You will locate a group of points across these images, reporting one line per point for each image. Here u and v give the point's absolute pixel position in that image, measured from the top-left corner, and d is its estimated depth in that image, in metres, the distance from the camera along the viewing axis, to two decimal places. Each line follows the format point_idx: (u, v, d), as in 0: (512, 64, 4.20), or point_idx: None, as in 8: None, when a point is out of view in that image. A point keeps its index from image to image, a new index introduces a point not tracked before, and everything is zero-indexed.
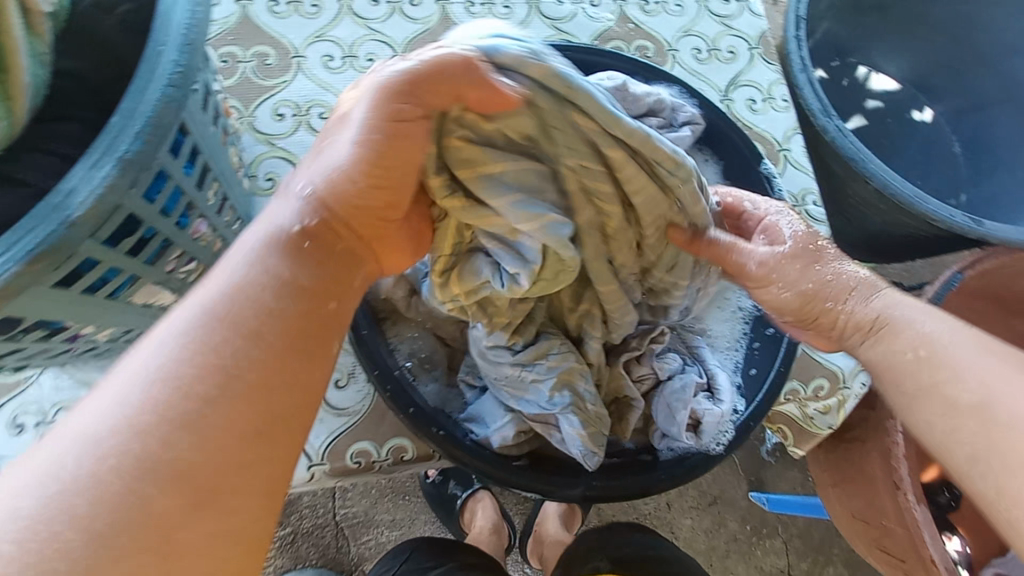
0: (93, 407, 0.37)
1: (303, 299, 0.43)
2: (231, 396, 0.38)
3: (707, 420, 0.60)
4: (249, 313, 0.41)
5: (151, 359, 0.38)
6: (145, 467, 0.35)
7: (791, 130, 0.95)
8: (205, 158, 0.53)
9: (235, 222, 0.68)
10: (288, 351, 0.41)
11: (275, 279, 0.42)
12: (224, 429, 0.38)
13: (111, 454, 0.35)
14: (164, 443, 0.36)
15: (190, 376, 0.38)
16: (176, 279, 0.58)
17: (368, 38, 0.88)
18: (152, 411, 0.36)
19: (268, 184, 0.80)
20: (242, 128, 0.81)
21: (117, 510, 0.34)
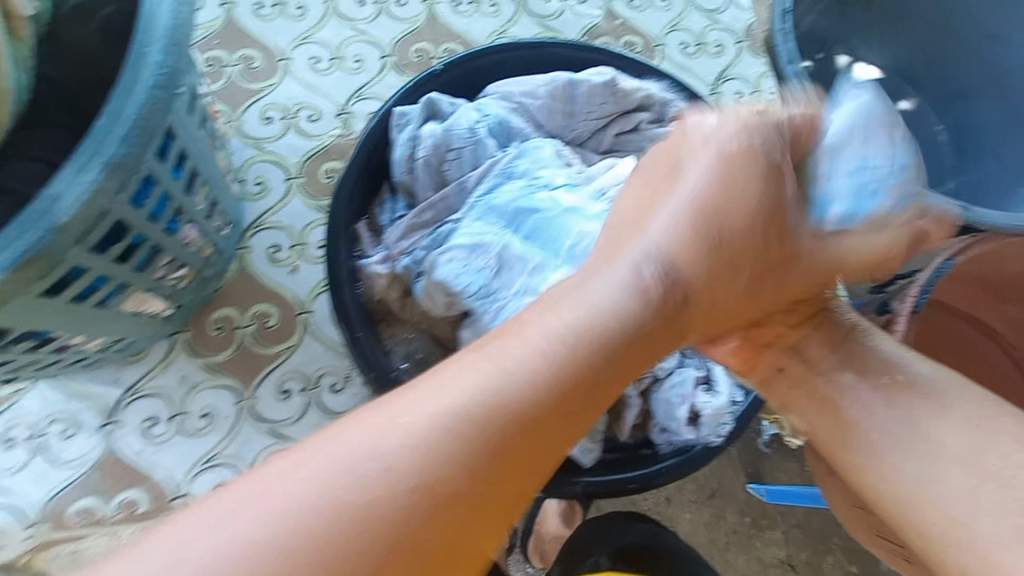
0: (330, 455, 0.30)
1: (585, 398, 0.35)
2: (474, 498, 0.30)
3: (707, 414, 0.61)
4: (529, 397, 0.33)
5: (455, 408, 0.31)
6: (349, 544, 0.27)
7: None
8: (195, 161, 0.52)
9: (225, 227, 0.67)
10: (530, 468, 0.32)
11: (586, 368, 0.35)
12: (446, 521, 0.29)
13: (326, 504, 0.28)
14: (394, 523, 0.28)
15: (450, 450, 0.30)
16: (166, 286, 0.57)
17: (355, 39, 0.88)
18: (425, 471, 0.30)
19: (258, 189, 0.79)
20: (230, 132, 0.80)
21: (322, 568, 0.27)
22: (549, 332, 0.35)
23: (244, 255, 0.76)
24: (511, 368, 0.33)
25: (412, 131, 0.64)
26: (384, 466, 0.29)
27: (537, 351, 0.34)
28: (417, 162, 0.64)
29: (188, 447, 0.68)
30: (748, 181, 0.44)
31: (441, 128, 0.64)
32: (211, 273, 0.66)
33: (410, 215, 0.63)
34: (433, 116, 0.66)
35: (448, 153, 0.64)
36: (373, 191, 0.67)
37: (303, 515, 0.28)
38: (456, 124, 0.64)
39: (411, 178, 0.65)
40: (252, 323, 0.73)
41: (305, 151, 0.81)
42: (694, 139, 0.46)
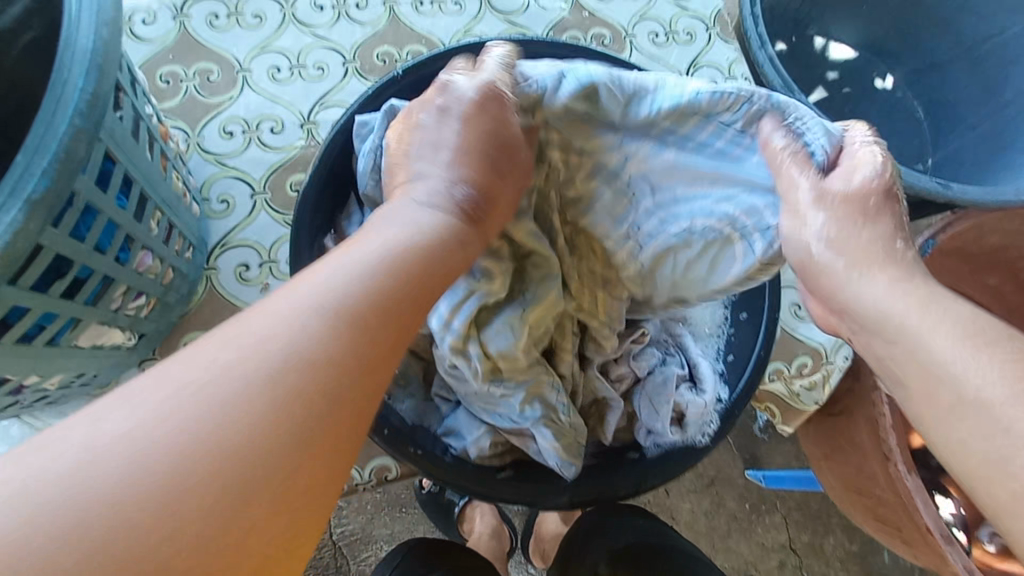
0: (134, 430, 0.30)
1: (357, 350, 0.36)
2: (308, 398, 0.34)
3: (691, 414, 0.60)
4: (345, 298, 0.37)
5: (273, 331, 0.35)
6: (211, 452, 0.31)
7: None
8: (142, 186, 0.50)
9: (186, 249, 0.64)
10: (317, 423, 0.34)
11: (359, 310, 0.37)
12: (297, 422, 0.33)
13: (182, 425, 0.31)
14: (243, 434, 0.32)
15: (270, 357, 0.34)
16: (125, 316, 0.55)
17: (315, 45, 0.85)
18: (255, 389, 0.33)
19: (222, 206, 0.76)
20: (190, 149, 0.77)
21: (178, 512, 0.29)
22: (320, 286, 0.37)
23: (212, 276, 0.73)
24: (307, 294, 0.37)
25: (375, 140, 0.62)
26: (210, 392, 0.32)
27: (348, 270, 0.38)
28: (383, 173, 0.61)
29: None
30: (475, 122, 0.48)
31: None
32: (174, 297, 0.64)
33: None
34: (396, 125, 0.63)
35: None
36: (337, 204, 0.64)
37: (170, 444, 0.30)
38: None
39: (378, 190, 0.63)
40: None
41: (270, 165, 0.79)
42: (455, 94, 0.49)
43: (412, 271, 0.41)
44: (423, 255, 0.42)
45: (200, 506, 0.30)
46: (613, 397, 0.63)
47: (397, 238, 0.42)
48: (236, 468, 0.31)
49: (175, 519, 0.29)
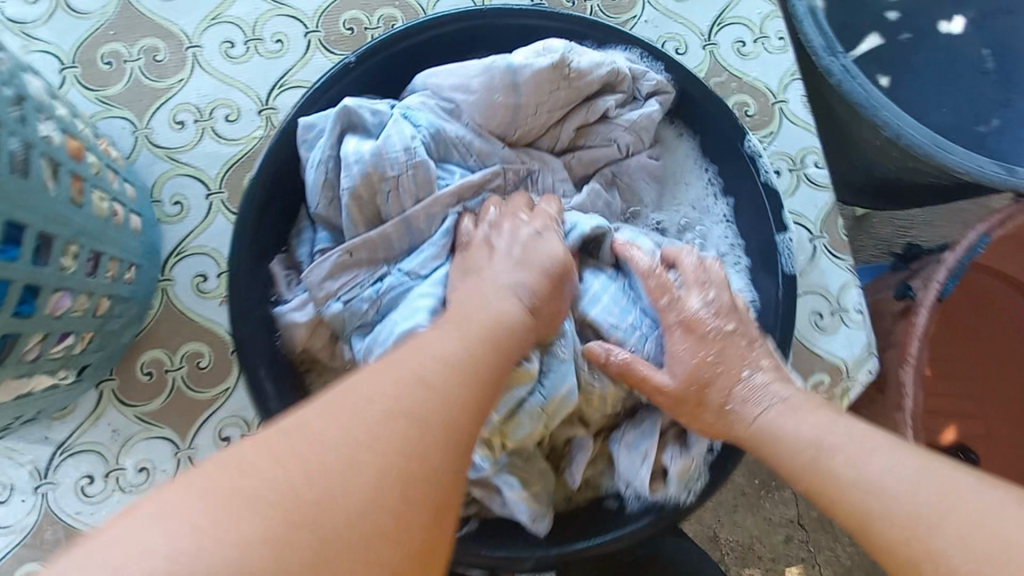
0: (275, 445, 0.34)
1: (478, 394, 0.40)
2: (441, 433, 0.37)
3: (674, 469, 0.55)
4: (441, 361, 0.40)
5: (368, 387, 0.37)
6: (299, 482, 0.32)
7: (788, 76, 0.82)
8: (40, 227, 0.43)
9: (127, 270, 0.58)
10: (450, 448, 0.37)
11: (483, 356, 0.42)
12: (384, 465, 0.34)
13: (317, 446, 0.34)
14: (335, 469, 0.33)
15: (367, 404, 0.36)
16: (51, 360, 0.50)
17: (273, 13, 0.74)
18: (354, 429, 0.35)
19: (176, 209, 0.69)
20: (138, 144, 0.69)
21: (321, 522, 0.31)
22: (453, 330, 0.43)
23: (168, 288, 0.67)
24: (430, 345, 0.41)
25: (328, 150, 0.53)
26: (310, 424, 0.35)
27: (449, 338, 0.43)
28: (342, 191, 0.53)
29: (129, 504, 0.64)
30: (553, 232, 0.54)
31: (373, 146, 0.53)
32: (118, 323, 0.59)
33: (337, 251, 0.54)
34: (351, 130, 0.54)
35: (381, 180, 0.53)
36: (284, 222, 0.56)
37: (271, 479, 0.32)
38: (388, 142, 0.53)
39: (332, 208, 0.55)
40: (183, 365, 0.67)
41: (226, 160, 0.71)
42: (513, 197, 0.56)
43: (490, 340, 0.44)
44: (490, 334, 0.44)
45: (351, 525, 0.32)
46: (580, 434, 0.57)
47: (467, 319, 0.45)
48: (374, 488, 0.33)
49: (320, 531, 0.31)
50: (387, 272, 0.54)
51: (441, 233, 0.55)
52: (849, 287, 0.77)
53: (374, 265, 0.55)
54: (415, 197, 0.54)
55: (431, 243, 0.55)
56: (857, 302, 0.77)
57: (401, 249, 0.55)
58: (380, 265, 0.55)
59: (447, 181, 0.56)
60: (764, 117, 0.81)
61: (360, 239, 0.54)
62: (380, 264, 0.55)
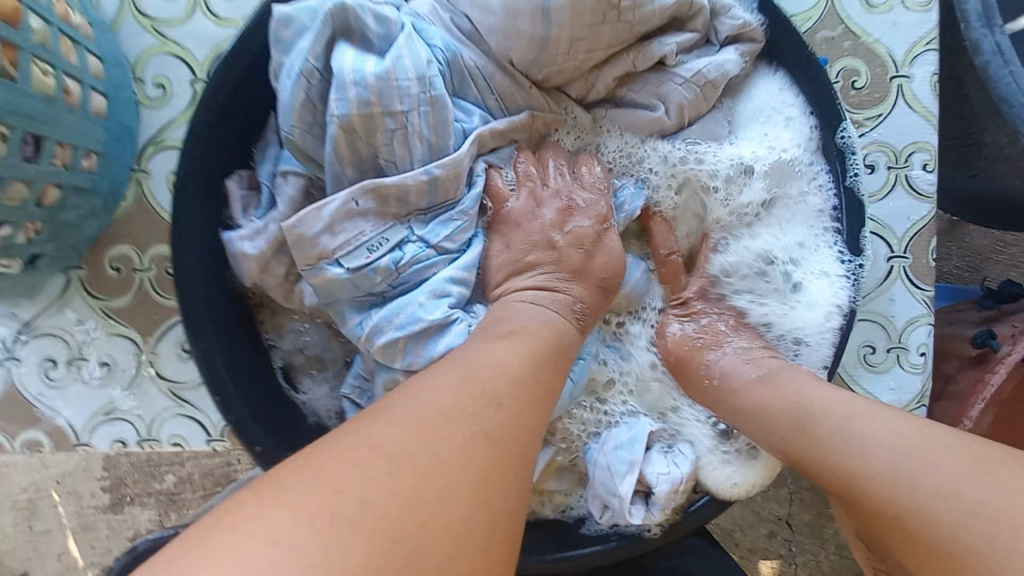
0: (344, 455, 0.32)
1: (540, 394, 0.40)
2: (511, 431, 0.36)
3: (660, 493, 0.46)
4: (506, 369, 0.39)
5: (432, 395, 0.36)
6: (390, 488, 0.31)
7: (920, 44, 0.63)
8: None
9: (84, 158, 0.52)
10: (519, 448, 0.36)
11: (544, 357, 0.41)
12: (470, 466, 0.33)
13: (387, 453, 0.32)
14: (416, 476, 0.31)
15: (435, 412, 0.34)
16: None
17: None
18: (431, 434, 0.33)
19: (159, 92, 0.61)
20: (122, 9, 0.61)
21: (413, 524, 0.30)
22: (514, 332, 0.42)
23: (142, 181, 0.62)
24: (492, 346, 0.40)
25: (313, 60, 0.42)
26: (378, 434, 0.33)
27: (511, 343, 0.41)
28: (330, 118, 0.43)
29: (88, 396, 0.63)
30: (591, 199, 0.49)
31: (379, 67, 0.42)
32: (74, 215, 0.54)
33: (341, 196, 0.44)
34: (346, 37, 0.43)
35: (383, 114, 0.43)
36: (249, 131, 0.47)
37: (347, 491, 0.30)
38: (399, 63, 0.42)
39: (310, 136, 0.44)
40: (151, 267, 0.62)
41: (217, 43, 0.61)
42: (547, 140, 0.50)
43: (552, 344, 0.43)
44: (543, 338, 0.43)
45: (444, 530, 0.31)
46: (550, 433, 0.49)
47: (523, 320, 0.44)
48: (457, 490, 0.32)
49: (411, 536, 0.30)
50: (406, 236, 0.46)
51: (472, 199, 0.47)
52: (919, 323, 0.64)
53: (382, 218, 0.45)
54: (425, 142, 0.44)
55: (460, 209, 0.46)
56: (922, 342, 0.64)
57: (422, 208, 0.46)
58: (393, 223, 0.45)
59: (466, 126, 0.46)
60: (874, 93, 0.64)
61: (374, 183, 0.44)
62: (392, 222, 0.45)
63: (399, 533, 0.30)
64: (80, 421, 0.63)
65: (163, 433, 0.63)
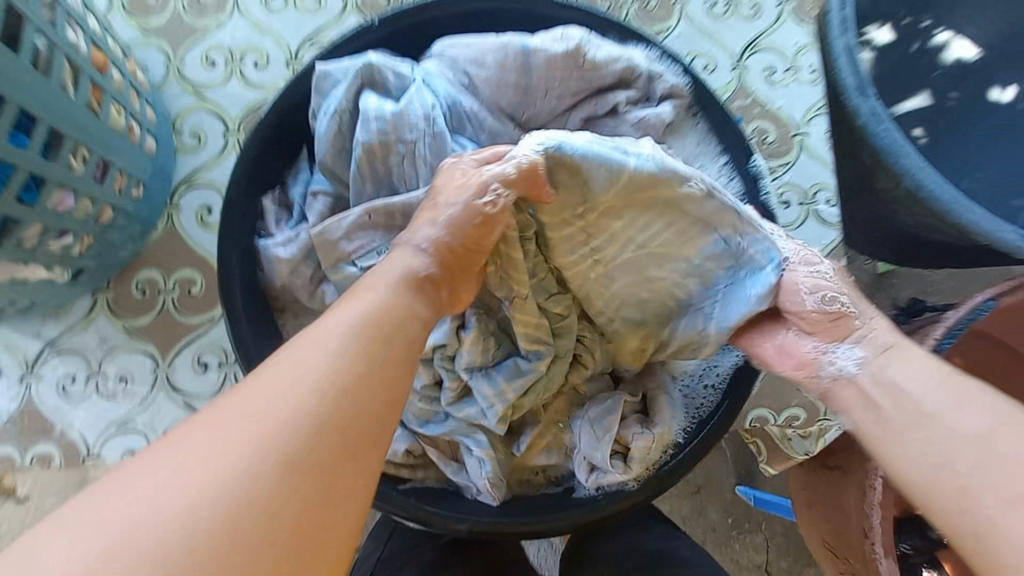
0: (180, 446, 0.32)
1: (386, 354, 0.39)
2: (352, 390, 0.36)
3: (637, 448, 0.54)
4: (345, 333, 0.38)
5: (260, 403, 0.33)
6: (235, 515, 0.30)
7: (813, 111, 0.81)
8: (52, 124, 0.46)
9: (133, 186, 0.61)
10: (365, 407, 0.36)
11: (400, 319, 0.41)
12: (318, 427, 0.34)
13: (225, 434, 0.32)
14: (266, 497, 0.31)
15: (267, 427, 0.33)
16: (45, 254, 0.53)
17: None
18: (264, 447, 0.32)
19: (194, 141, 0.72)
20: (168, 75, 0.72)
21: (243, 506, 0.30)
22: (365, 299, 0.41)
23: (173, 214, 0.70)
24: (341, 314, 0.39)
25: (345, 101, 0.55)
26: (215, 428, 0.32)
27: (355, 320, 0.39)
28: (355, 144, 0.54)
29: (104, 409, 0.68)
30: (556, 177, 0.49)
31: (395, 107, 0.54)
32: (119, 235, 0.62)
33: (357, 210, 0.53)
34: (370, 86, 0.56)
35: (396, 142, 0.54)
36: (284, 159, 0.58)
37: (174, 483, 0.30)
38: (410, 106, 0.54)
39: (338, 159, 0.56)
40: (175, 289, 0.70)
41: (248, 103, 0.73)
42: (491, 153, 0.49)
43: (403, 309, 0.42)
44: (393, 313, 0.41)
45: (278, 497, 0.31)
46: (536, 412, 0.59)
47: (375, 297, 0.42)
48: (292, 454, 0.32)
49: (244, 508, 0.30)
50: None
51: None
52: None
53: (389, 231, 0.55)
54: (431, 166, 0.55)
55: None
56: None
57: None
58: (396, 233, 0.55)
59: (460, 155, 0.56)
60: (782, 146, 0.80)
61: (383, 203, 0.53)
62: (396, 234, 0.55)
63: (255, 555, 0.30)
64: (93, 434, 0.67)
65: None
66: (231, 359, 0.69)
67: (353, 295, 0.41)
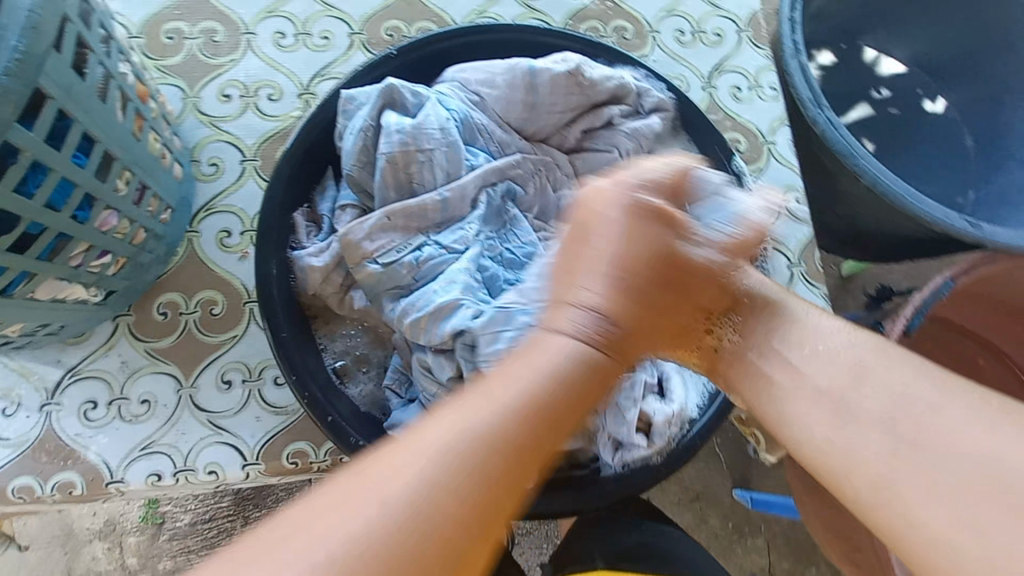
0: (347, 505, 0.35)
1: (529, 451, 0.39)
2: (500, 484, 0.37)
3: (659, 421, 0.58)
4: (497, 425, 0.39)
5: (451, 460, 0.36)
6: (434, 556, 0.35)
7: (776, 122, 0.91)
8: (107, 146, 0.49)
9: (162, 211, 0.64)
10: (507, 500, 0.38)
11: (556, 411, 0.41)
12: (462, 517, 0.36)
13: (388, 508, 0.35)
14: (462, 545, 0.36)
15: (458, 488, 0.36)
16: (87, 273, 0.55)
17: (323, 14, 0.82)
18: (419, 532, 0.34)
19: (212, 170, 0.76)
20: (185, 110, 0.77)
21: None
22: (517, 386, 0.41)
23: (193, 239, 0.73)
24: (496, 401, 0.40)
25: (369, 119, 0.60)
26: (375, 495, 0.35)
27: (512, 387, 0.41)
28: (379, 155, 0.59)
29: (127, 432, 0.68)
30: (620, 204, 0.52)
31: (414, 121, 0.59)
32: (148, 257, 0.64)
33: (378, 214, 0.58)
34: (391, 106, 0.60)
35: (417, 152, 0.59)
36: (312, 176, 0.63)
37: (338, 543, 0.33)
38: (427, 119, 0.59)
39: (364, 172, 0.61)
40: (197, 309, 0.72)
41: (264, 133, 0.78)
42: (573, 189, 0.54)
43: (546, 397, 0.41)
44: (593, 376, 0.44)
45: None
46: None
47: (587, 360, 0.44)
48: (436, 543, 0.35)
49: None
50: (424, 241, 0.59)
51: (477, 217, 0.61)
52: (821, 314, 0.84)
53: (408, 232, 0.59)
54: (448, 172, 0.60)
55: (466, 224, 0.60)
56: None
57: (436, 223, 0.60)
58: (414, 234, 0.60)
59: (473, 163, 0.62)
60: (753, 154, 0.89)
61: (399, 206, 0.59)
62: (415, 233, 0.60)
63: None
64: (116, 457, 0.67)
65: (199, 462, 0.68)
66: (255, 375, 0.71)
67: (545, 349, 0.43)
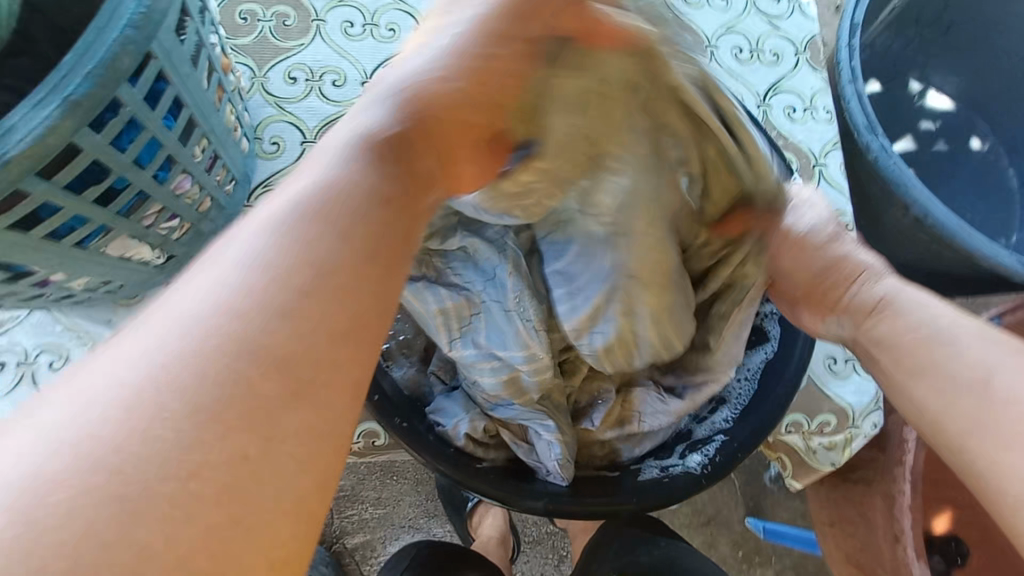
0: (121, 350, 0.30)
1: (336, 234, 0.34)
2: (308, 281, 0.33)
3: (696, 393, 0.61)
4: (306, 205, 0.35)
5: (159, 333, 0.30)
6: (223, 420, 0.29)
7: (828, 145, 0.90)
8: (191, 112, 0.51)
9: (228, 182, 0.66)
10: (330, 297, 0.33)
11: (367, 184, 0.36)
12: (258, 323, 0.31)
13: (165, 342, 0.29)
14: (247, 381, 0.30)
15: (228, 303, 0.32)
16: (155, 234, 0.57)
17: (391, 7, 0.84)
18: (216, 356, 0.29)
19: (272, 148, 0.77)
20: (253, 88, 0.79)
21: (193, 442, 0.28)
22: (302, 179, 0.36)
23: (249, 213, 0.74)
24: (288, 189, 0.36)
25: None
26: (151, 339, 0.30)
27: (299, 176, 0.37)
28: None
29: None
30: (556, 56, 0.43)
31: None
32: (209, 227, 0.65)
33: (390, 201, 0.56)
34: None
35: None
36: None
37: (110, 405, 0.28)
38: None
39: None
40: None
41: (325, 117, 0.80)
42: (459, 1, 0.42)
43: (356, 183, 0.36)
44: (391, 148, 0.38)
45: (231, 426, 0.29)
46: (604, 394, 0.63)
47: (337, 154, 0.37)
48: (233, 353, 0.30)
49: (180, 446, 0.27)
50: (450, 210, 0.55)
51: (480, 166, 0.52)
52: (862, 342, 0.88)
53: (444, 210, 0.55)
54: None
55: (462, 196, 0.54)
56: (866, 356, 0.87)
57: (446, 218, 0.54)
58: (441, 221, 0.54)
59: None
60: (803, 176, 0.89)
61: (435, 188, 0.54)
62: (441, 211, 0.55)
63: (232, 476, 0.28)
64: None
65: None
66: None
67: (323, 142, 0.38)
